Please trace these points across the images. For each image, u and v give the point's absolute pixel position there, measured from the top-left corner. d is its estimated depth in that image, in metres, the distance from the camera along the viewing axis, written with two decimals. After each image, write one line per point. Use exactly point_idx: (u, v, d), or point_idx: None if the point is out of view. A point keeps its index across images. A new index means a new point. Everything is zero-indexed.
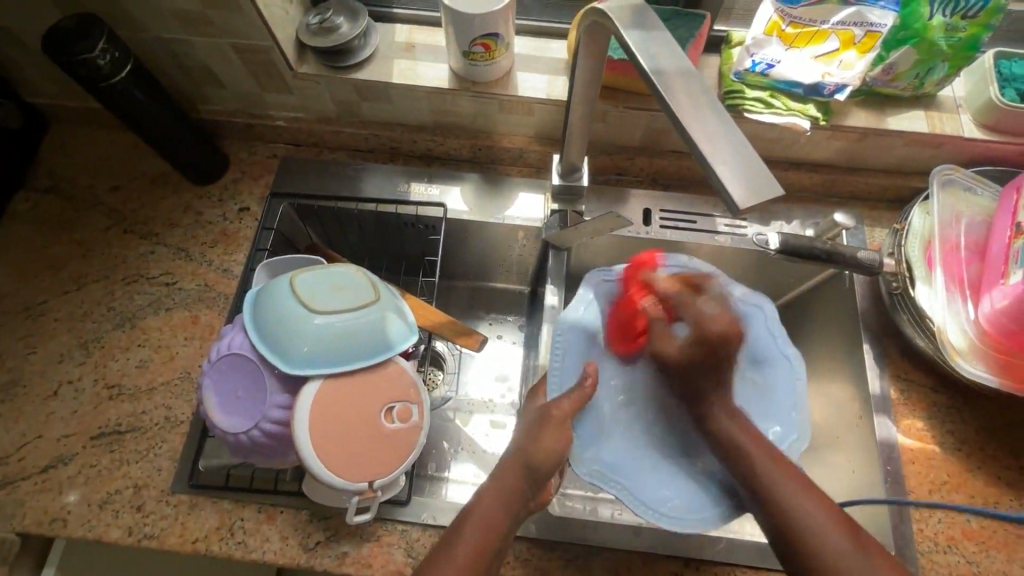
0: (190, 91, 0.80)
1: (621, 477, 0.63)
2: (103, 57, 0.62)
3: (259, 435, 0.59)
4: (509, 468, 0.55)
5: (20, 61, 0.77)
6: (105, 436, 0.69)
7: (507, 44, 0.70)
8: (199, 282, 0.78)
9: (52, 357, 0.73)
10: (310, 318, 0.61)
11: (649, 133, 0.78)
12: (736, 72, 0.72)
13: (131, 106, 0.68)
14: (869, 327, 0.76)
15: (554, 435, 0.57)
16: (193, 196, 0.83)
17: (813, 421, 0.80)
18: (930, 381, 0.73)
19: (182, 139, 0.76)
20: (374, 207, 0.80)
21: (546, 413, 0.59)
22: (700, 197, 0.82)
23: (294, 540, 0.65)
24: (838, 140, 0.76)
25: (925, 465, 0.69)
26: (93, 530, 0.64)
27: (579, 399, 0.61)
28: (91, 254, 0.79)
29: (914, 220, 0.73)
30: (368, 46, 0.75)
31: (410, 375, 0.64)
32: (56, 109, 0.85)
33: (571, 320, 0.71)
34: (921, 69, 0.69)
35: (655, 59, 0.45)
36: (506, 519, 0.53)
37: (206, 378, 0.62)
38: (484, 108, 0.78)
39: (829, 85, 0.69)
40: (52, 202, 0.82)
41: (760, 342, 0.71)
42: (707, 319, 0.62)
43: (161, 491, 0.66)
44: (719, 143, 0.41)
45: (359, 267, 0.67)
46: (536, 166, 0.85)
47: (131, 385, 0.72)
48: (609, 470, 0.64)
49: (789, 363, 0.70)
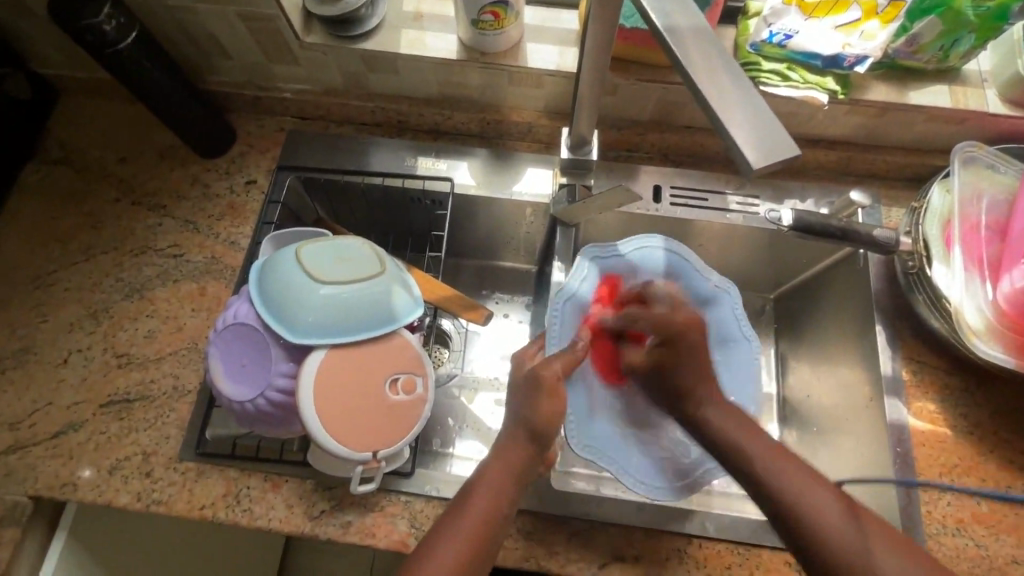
0: (196, 62, 0.80)
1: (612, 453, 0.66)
2: (108, 22, 0.62)
3: (265, 404, 0.59)
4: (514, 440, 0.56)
5: (26, 28, 0.76)
6: (114, 403, 0.70)
7: (516, 12, 0.69)
8: (207, 254, 0.78)
9: (62, 326, 0.74)
10: (316, 289, 0.61)
11: (661, 107, 0.77)
12: (752, 43, 0.70)
13: (138, 75, 0.68)
14: (882, 306, 0.74)
15: (555, 403, 0.57)
16: (201, 169, 0.83)
17: (821, 404, 0.79)
18: (943, 363, 0.72)
19: (190, 110, 0.75)
20: (382, 181, 0.80)
21: (535, 374, 0.59)
22: (711, 174, 0.80)
23: (299, 508, 0.65)
24: (857, 116, 0.73)
25: (936, 448, 0.68)
26: (103, 496, 0.65)
27: (567, 359, 0.62)
28: (100, 225, 0.79)
29: (933, 198, 0.70)
30: (375, 15, 0.74)
31: (415, 348, 0.64)
32: (64, 79, 0.84)
33: (569, 290, 0.72)
34: (946, 41, 0.67)
35: (669, 16, 0.43)
36: (512, 489, 0.54)
37: (211, 346, 0.62)
38: (492, 80, 0.77)
39: (850, 56, 0.67)
40: (62, 172, 0.82)
41: (728, 323, 0.74)
42: (663, 320, 0.63)
43: (169, 458, 0.67)
44: (732, 104, 0.40)
45: (364, 239, 0.66)
46: (545, 142, 0.84)
47: (139, 354, 0.72)
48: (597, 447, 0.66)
49: (751, 343, 0.73)
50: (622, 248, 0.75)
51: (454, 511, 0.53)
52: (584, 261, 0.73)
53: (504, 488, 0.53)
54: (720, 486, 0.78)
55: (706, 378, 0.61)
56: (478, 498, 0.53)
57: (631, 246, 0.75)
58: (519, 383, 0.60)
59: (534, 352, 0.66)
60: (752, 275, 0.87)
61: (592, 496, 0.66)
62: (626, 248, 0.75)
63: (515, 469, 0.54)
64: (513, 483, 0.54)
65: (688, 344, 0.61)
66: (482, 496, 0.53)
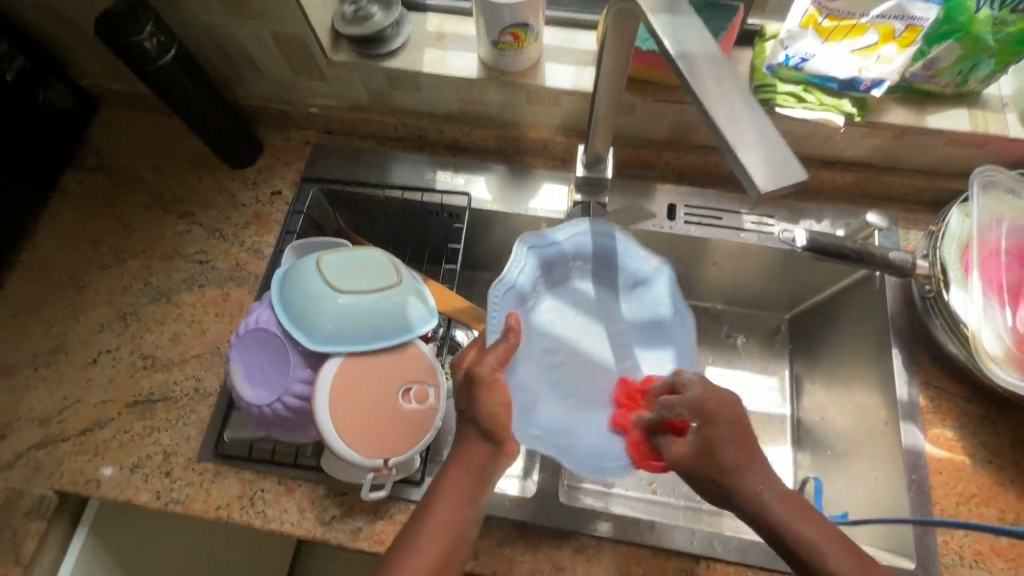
0: (229, 78, 0.83)
1: (560, 441, 0.65)
2: (150, 40, 0.66)
3: (282, 408, 0.61)
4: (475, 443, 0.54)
5: (74, 45, 0.81)
6: (139, 403, 0.72)
7: (536, 34, 0.71)
8: (231, 261, 0.80)
9: (92, 328, 0.77)
10: (334, 297, 0.63)
11: (677, 126, 0.77)
12: (768, 65, 0.71)
13: (174, 90, 0.71)
14: (899, 331, 0.73)
15: None
16: (228, 179, 0.86)
17: (836, 427, 0.78)
18: (961, 390, 0.70)
19: (220, 123, 0.78)
20: (400, 194, 0.82)
21: (472, 372, 0.55)
22: (726, 193, 0.80)
23: (311, 513, 0.66)
24: (873, 138, 0.73)
25: (953, 476, 0.66)
26: (124, 493, 0.68)
27: (503, 355, 0.56)
28: (133, 230, 0.83)
29: (953, 222, 0.69)
30: (399, 36, 0.76)
31: (429, 358, 0.65)
32: (105, 92, 0.89)
33: (510, 280, 0.66)
34: (965, 66, 0.67)
35: (684, 43, 0.44)
36: (473, 494, 0.53)
37: (233, 351, 0.64)
38: (511, 98, 0.79)
39: (866, 80, 0.68)
40: (99, 180, 0.86)
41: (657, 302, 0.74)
42: (695, 402, 0.54)
43: (188, 458, 0.69)
44: (743, 129, 0.41)
45: (382, 250, 0.68)
46: (561, 158, 0.85)
47: (164, 356, 0.75)
48: (547, 433, 0.65)
49: (682, 322, 0.73)
50: (564, 233, 0.70)
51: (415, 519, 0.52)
52: (523, 249, 0.68)
53: (465, 493, 0.53)
54: None
55: (744, 451, 0.52)
56: (442, 506, 0.52)
57: (570, 234, 0.70)
58: (461, 392, 0.55)
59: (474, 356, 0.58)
60: (766, 295, 0.87)
61: (601, 511, 0.66)
62: (561, 235, 0.70)
63: (478, 473, 0.53)
64: (476, 487, 0.53)
65: (730, 422, 0.53)
66: (444, 505, 0.52)
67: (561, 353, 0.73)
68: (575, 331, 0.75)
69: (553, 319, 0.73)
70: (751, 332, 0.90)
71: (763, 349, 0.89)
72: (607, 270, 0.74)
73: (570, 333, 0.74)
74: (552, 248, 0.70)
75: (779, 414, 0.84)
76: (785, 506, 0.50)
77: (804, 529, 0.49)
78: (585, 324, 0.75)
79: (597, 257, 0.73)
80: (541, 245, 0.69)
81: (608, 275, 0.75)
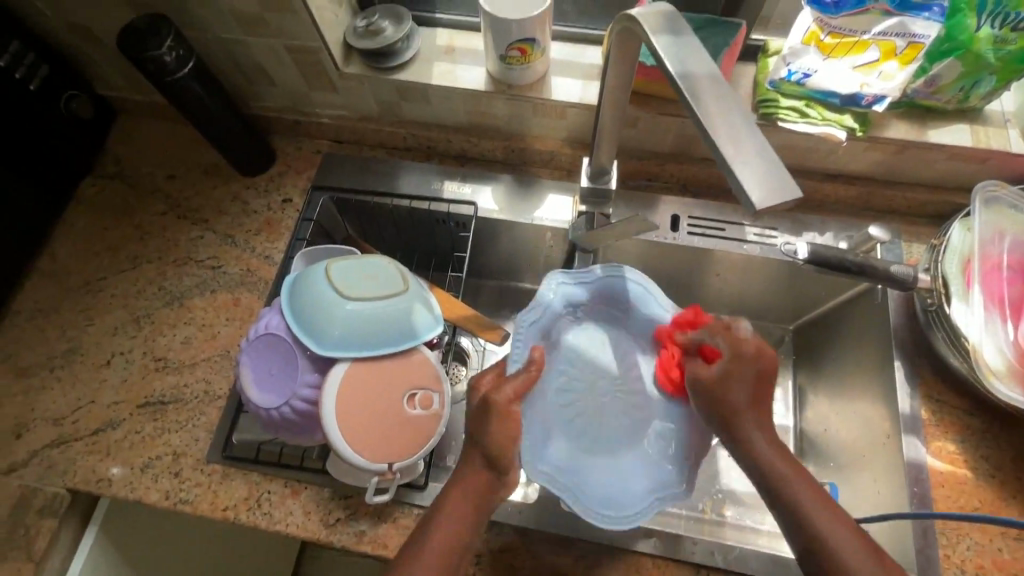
0: (244, 88, 0.86)
1: (567, 482, 0.66)
2: (169, 53, 0.68)
3: (290, 412, 0.62)
4: (474, 460, 0.56)
5: (95, 57, 0.83)
6: (150, 404, 0.74)
7: (543, 49, 0.72)
8: (243, 266, 0.82)
9: (107, 330, 0.79)
10: (342, 304, 0.64)
11: (682, 139, 0.79)
12: (771, 80, 0.72)
13: (191, 101, 0.73)
14: (901, 344, 0.73)
15: None
16: (241, 187, 0.88)
17: (839, 439, 0.78)
18: (964, 403, 0.70)
19: (234, 132, 0.80)
20: (408, 203, 0.84)
21: (490, 399, 0.56)
22: (729, 205, 0.81)
23: (316, 515, 0.68)
24: (875, 153, 0.74)
25: (955, 489, 0.66)
26: (134, 492, 0.69)
27: (523, 383, 0.58)
28: (147, 235, 0.85)
29: (954, 236, 0.70)
30: (409, 49, 0.78)
31: (434, 365, 0.66)
32: (124, 101, 0.91)
33: (530, 320, 0.74)
34: (967, 82, 0.67)
35: (684, 63, 0.45)
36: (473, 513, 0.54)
37: (243, 355, 0.65)
38: (518, 110, 0.80)
39: (867, 95, 0.69)
40: (116, 187, 0.89)
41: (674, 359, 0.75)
42: (736, 343, 0.59)
43: (197, 459, 0.71)
44: (740, 147, 0.42)
45: (390, 258, 0.70)
46: (567, 169, 0.87)
47: (175, 359, 0.77)
48: (555, 471, 0.67)
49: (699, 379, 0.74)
50: (581, 283, 0.77)
51: (417, 536, 0.54)
52: (545, 294, 0.76)
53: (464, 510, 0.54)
54: (733, 517, 0.79)
55: (755, 404, 0.58)
56: (438, 535, 0.53)
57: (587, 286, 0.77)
58: (472, 410, 0.57)
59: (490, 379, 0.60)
60: (769, 306, 0.88)
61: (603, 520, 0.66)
62: (579, 287, 0.77)
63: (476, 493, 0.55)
64: (472, 514, 0.54)
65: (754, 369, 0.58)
66: (439, 533, 0.53)
67: (575, 399, 0.77)
68: (597, 387, 0.78)
69: (574, 370, 0.78)
70: None
71: None
72: (618, 323, 0.79)
73: (590, 385, 0.78)
74: (569, 299, 0.77)
75: (781, 425, 0.84)
76: (780, 458, 0.55)
77: (794, 480, 0.54)
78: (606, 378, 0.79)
79: (615, 310, 0.79)
80: (561, 292, 0.77)
81: (627, 331, 0.79)
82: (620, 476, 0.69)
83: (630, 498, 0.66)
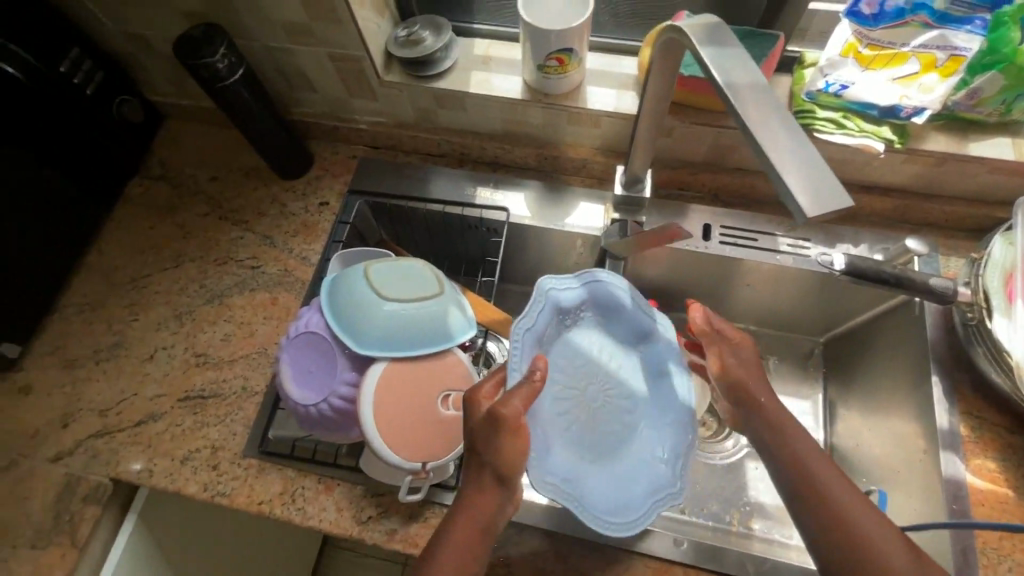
0: (286, 94, 0.89)
1: (574, 491, 0.64)
2: (222, 60, 0.71)
3: (328, 409, 0.64)
4: (482, 477, 0.55)
5: (149, 64, 0.87)
6: (190, 399, 0.76)
7: (580, 59, 0.73)
8: (281, 267, 0.85)
9: (150, 326, 0.81)
10: (380, 305, 0.66)
11: (716, 148, 0.79)
12: (807, 92, 0.72)
13: (238, 106, 0.76)
14: (939, 359, 0.72)
15: None
16: (280, 190, 0.90)
17: (872, 455, 0.77)
18: (1006, 421, 0.69)
19: (276, 136, 0.83)
20: (441, 208, 0.85)
21: (495, 413, 0.54)
22: (763, 215, 0.81)
23: (349, 512, 0.69)
24: (914, 165, 0.74)
25: (995, 508, 0.65)
26: (173, 483, 0.71)
27: (528, 395, 0.56)
28: (190, 235, 0.88)
29: (996, 250, 0.68)
30: (448, 59, 0.80)
31: (466, 367, 0.67)
32: (171, 106, 0.95)
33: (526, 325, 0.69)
34: (1009, 95, 0.67)
35: (730, 73, 0.46)
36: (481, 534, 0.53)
37: (283, 352, 0.67)
38: (552, 118, 0.82)
39: (907, 107, 0.68)
40: (161, 188, 0.92)
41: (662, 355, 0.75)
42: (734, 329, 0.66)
43: (234, 454, 0.73)
44: (788, 155, 0.42)
45: (425, 261, 0.71)
46: (599, 177, 0.88)
47: (215, 355, 0.79)
48: (561, 481, 0.65)
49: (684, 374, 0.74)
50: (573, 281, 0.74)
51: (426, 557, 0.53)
52: (540, 295, 0.71)
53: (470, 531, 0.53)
54: (761, 530, 0.78)
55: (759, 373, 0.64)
56: (443, 559, 0.52)
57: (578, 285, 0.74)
58: (478, 424, 0.55)
59: (490, 391, 0.59)
60: (799, 318, 0.87)
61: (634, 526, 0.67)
62: (572, 287, 0.74)
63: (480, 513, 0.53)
64: (478, 537, 0.53)
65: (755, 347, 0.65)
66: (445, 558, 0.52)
67: (570, 401, 0.74)
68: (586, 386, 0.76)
69: (565, 370, 0.75)
70: (784, 353, 0.90)
71: (796, 372, 0.89)
72: (616, 322, 0.77)
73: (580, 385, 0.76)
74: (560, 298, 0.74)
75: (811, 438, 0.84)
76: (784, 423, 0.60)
77: (795, 439, 0.58)
78: (595, 377, 0.76)
79: (604, 308, 0.77)
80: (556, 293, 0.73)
81: (614, 329, 0.78)
82: (622, 480, 0.68)
83: (633, 502, 0.65)
